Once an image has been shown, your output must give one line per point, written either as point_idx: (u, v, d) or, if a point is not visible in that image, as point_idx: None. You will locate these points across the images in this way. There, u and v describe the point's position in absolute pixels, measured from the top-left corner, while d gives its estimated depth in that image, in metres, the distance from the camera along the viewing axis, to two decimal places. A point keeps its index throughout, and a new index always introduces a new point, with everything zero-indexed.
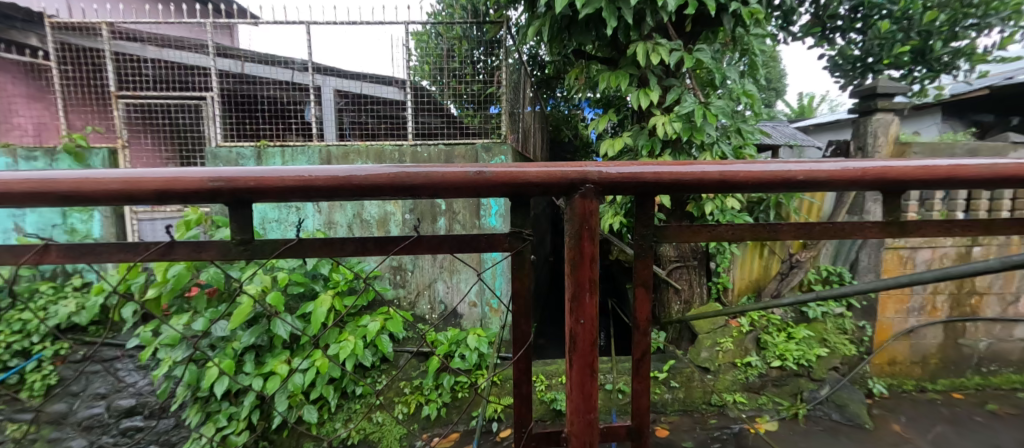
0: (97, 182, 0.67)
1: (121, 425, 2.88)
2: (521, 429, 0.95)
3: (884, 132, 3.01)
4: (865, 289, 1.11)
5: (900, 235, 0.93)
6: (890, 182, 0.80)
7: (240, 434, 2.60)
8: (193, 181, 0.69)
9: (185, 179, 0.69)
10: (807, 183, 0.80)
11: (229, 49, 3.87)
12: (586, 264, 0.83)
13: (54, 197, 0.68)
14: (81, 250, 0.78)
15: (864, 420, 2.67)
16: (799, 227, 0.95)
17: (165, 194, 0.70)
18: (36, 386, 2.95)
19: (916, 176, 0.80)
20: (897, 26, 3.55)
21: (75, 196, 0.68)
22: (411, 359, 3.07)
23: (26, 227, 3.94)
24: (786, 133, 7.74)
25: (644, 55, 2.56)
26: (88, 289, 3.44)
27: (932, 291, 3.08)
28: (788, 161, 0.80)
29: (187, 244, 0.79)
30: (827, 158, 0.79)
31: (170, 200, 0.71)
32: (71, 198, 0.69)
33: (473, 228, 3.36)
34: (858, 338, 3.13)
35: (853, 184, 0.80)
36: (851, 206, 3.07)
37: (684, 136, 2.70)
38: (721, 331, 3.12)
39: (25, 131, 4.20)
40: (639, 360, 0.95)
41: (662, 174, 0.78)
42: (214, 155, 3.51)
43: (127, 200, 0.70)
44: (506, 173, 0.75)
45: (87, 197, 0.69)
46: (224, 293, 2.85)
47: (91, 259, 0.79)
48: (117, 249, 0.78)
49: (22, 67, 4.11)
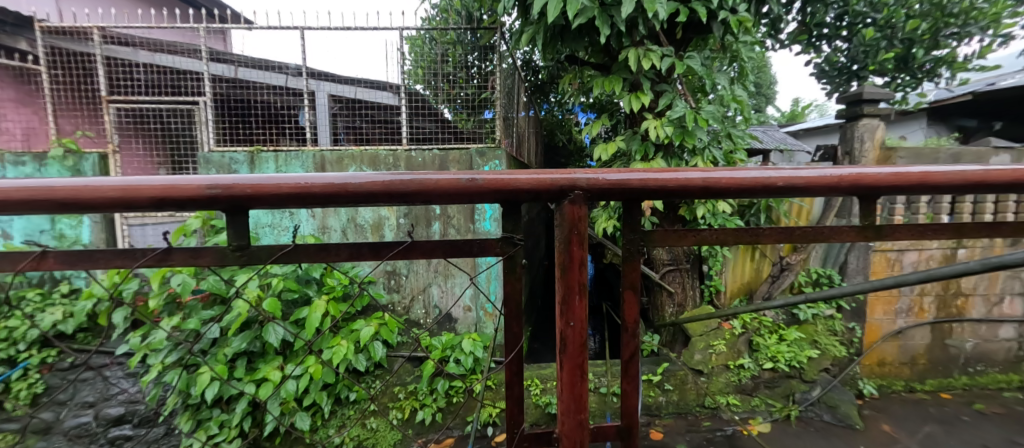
0: (94, 189, 0.68)
1: (110, 434, 2.85)
2: (513, 430, 0.95)
3: (870, 138, 3.06)
4: (852, 290, 1.13)
5: (878, 239, 0.95)
6: (867, 188, 0.82)
7: (232, 441, 2.59)
8: (190, 188, 0.70)
9: (182, 186, 0.69)
10: (787, 189, 0.81)
11: (222, 54, 3.88)
12: (575, 268, 0.84)
13: (51, 204, 0.68)
14: (79, 255, 0.78)
15: (855, 421, 2.72)
16: (780, 231, 0.97)
17: (164, 201, 0.71)
18: (22, 395, 2.91)
19: (891, 182, 0.81)
20: (881, 34, 3.63)
21: (73, 203, 0.68)
22: (405, 364, 3.05)
23: (12, 233, 3.89)
24: (776, 137, 8.05)
25: (635, 60, 2.59)
26: (76, 296, 3.37)
27: (919, 292, 3.14)
28: (768, 168, 0.82)
29: (183, 250, 0.80)
30: (805, 164, 0.80)
31: (167, 207, 0.71)
32: (68, 205, 0.69)
33: (467, 232, 3.38)
34: (847, 340, 3.18)
35: (831, 190, 0.82)
36: (839, 210, 3.16)
37: (676, 141, 2.73)
38: (714, 333, 3.14)
39: (14, 136, 4.14)
40: (628, 360, 0.97)
41: (648, 181, 0.79)
42: (206, 159, 3.47)
43: (124, 207, 0.70)
44: (497, 180, 0.76)
45: (83, 203, 0.69)
46: (216, 299, 2.84)
47: (90, 265, 0.79)
48: (117, 255, 0.79)
49: (11, 71, 4.08)
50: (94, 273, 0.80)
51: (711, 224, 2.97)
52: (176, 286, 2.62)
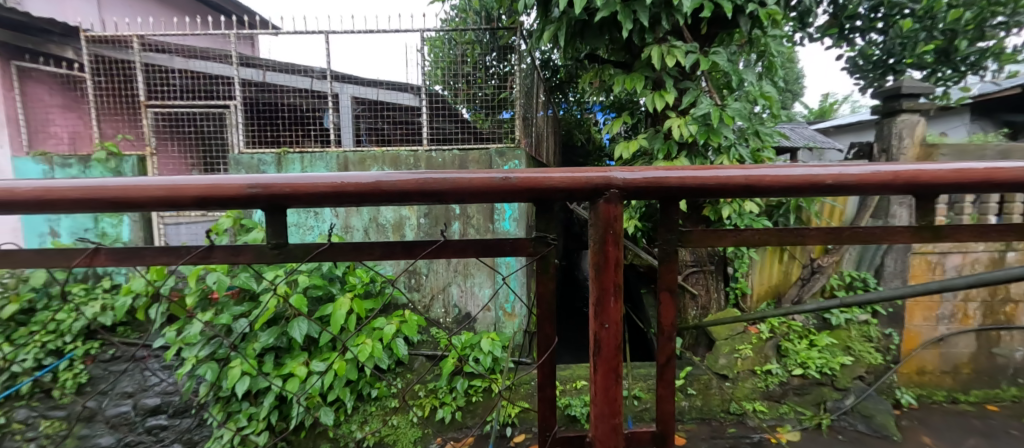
0: (142, 189, 0.71)
1: (147, 423, 2.99)
2: (545, 433, 0.95)
3: (909, 134, 2.92)
4: (893, 295, 1.07)
5: (934, 240, 0.90)
6: (923, 186, 0.77)
7: (260, 434, 2.68)
8: (232, 187, 0.72)
9: (224, 185, 0.72)
10: (835, 187, 0.77)
11: (252, 59, 4.03)
12: (610, 268, 0.83)
13: (103, 202, 0.72)
14: (126, 252, 0.82)
15: (892, 432, 2.59)
16: (827, 232, 0.91)
17: (206, 200, 0.73)
18: (68, 384, 3.07)
19: (950, 179, 0.77)
20: (920, 25, 3.45)
21: (123, 202, 0.72)
22: (425, 362, 3.09)
23: (61, 231, 4.13)
24: (804, 135, 7.82)
25: (659, 57, 2.53)
26: (116, 291, 3.55)
27: (963, 298, 2.97)
28: (814, 165, 0.78)
29: (225, 248, 0.83)
30: (854, 161, 0.76)
31: (210, 207, 0.74)
32: (119, 204, 0.72)
33: (487, 232, 3.39)
34: (884, 346, 3.04)
35: (883, 188, 0.77)
36: (876, 210, 3.03)
37: (701, 139, 2.66)
38: (739, 338, 3.01)
39: (61, 140, 4.44)
40: (663, 365, 0.95)
41: (686, 179, 0.77)
42: (236, 161, 3.59)
43: (170, 206, 0.73)
44: (531, 179, 0.75)
45: (133, 203, 0.72)
46: (245, 295, 2.94)
47: (136, 262, 0.83)
48: (162, 252, 0.82)
49: (59, 79, 4.41)
50: (142, 269, 0.83)
51: (737, 224, 2.89)
52: (212, 283, 2.73)
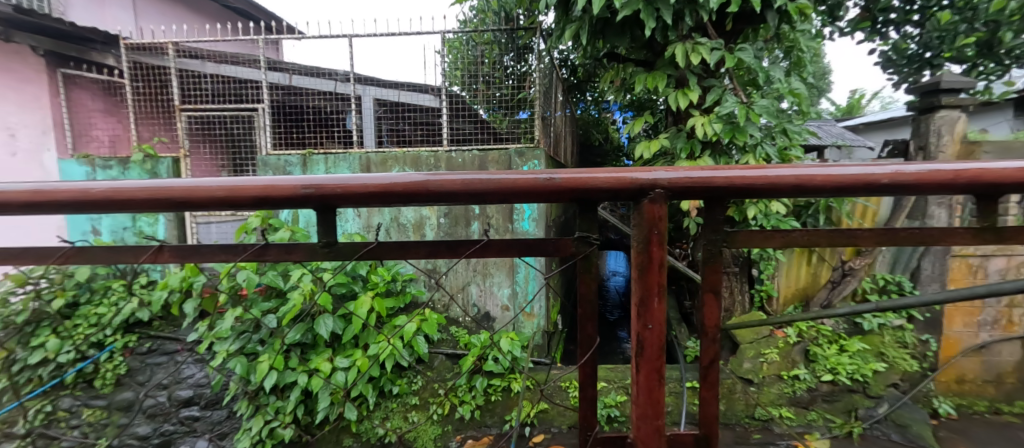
0: (203, 189, 0.74)
1: (180, 414, 3.12)
2: (585, 433, 0.95)
3: (949, 131, 2.78)
4: (933, 300, 1.02)
5: (997, 241, 0.86)
6: (987, 185, 0.74)
7: (286, 427, 2.76)
8: (286, 187, 0.74)
9: (279, 186, 0.74)
10: (892, 187, 0.73)
11: (278, 63, 4.11)
12: (654, 269, 0.81)
13: (169, 202, 0.75)
14: (189, 249, 0.86)
15: (929, 442, 2.48)
16: (880, 233, 0.87)
17: (263, 200, 0.76)
18: (108, 376, 3.23)
19: (1016, 178, 0.73)
20: (959, 17, 3.31)
21: (186, 203, 0.75)
22: (445, 361, 3.13)
23: (102, 229, 4.35)
24: (833, 133, 7.56)
25: (682, 55, 2.48)
26: (152, 287, 3.71)
27: (1008, 304, 2.77)
28: (869, 163, 0.75)
29: (279, 245, 0.86)
30: (913, 159, 0.73)
31: (267, 206, 0.77)
32: (183, 204, 0.76)
33: (506, 232, 3.40)
34: (920, 353, 2.91)
35: (944, 188, 0.74)
36: (912, 210, 2.90)
37: (725, 138, 2.60)
38: (765, 341, 3.00)
39: (102, 143, 4.65)
40: (706, 367, 0.93)
41: (733, 178, 0.75)
42: (264, 162, 3.72)
43: (230, 205, 0.76)
44: (575, 179, 0.74)
45: (196, 203, 0.75)
46: (272, 292, 3.06)
47: (198, 259, 0.87)
48: (220, 250, 0.86)
49: (100, 85, 4.67)
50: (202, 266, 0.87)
51: (762, 225, 2.82)
52: (242, 281, 2.81)
